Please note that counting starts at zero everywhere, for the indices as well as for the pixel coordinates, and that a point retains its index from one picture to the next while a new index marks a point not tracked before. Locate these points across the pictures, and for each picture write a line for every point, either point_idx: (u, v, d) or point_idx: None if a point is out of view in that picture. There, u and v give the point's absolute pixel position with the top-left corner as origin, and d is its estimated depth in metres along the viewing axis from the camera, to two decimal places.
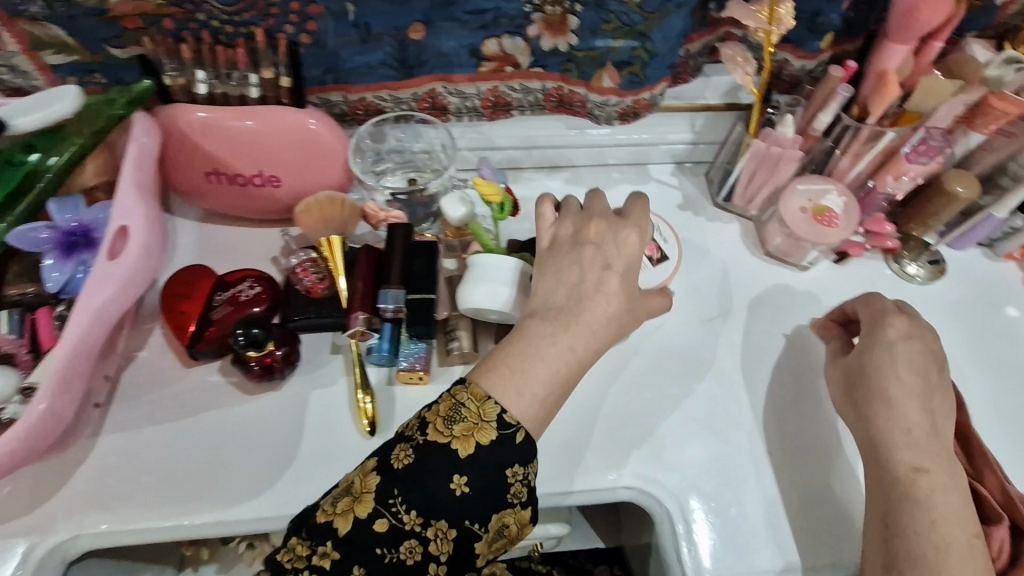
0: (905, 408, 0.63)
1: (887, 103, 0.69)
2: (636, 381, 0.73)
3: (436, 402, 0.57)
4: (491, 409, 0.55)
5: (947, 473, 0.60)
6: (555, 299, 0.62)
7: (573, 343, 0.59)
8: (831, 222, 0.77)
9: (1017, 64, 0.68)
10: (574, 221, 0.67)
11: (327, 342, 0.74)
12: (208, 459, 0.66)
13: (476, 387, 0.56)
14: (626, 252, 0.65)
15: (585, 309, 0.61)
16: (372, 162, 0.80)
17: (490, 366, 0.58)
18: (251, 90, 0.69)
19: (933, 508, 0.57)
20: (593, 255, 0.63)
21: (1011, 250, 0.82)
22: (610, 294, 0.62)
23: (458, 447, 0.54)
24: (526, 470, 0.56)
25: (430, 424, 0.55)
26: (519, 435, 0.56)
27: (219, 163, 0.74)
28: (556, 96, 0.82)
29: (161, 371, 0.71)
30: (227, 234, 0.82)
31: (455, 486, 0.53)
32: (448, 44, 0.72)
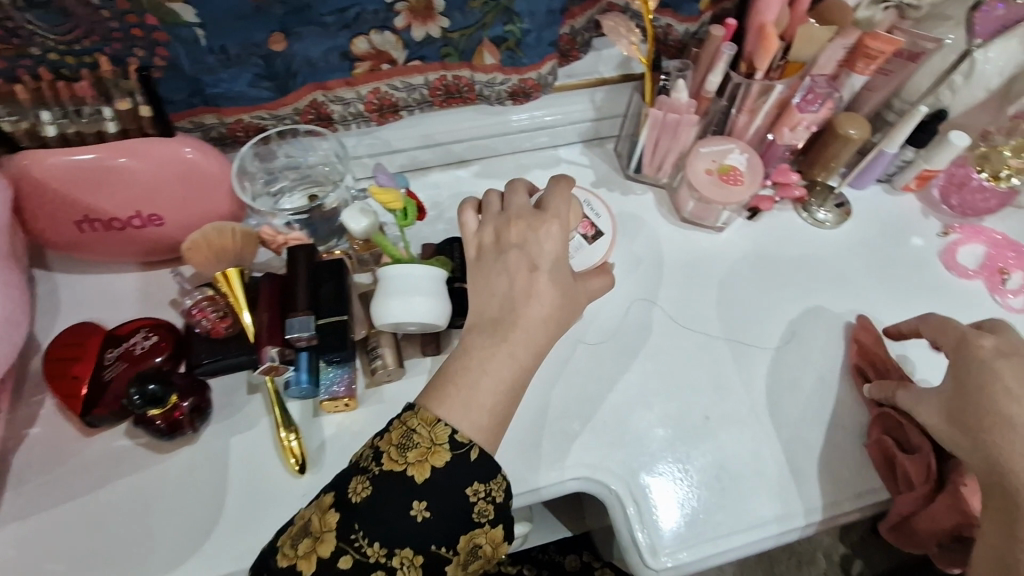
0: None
1: (771, 55, 0.69)
2: (575, 369, 0.72)
3: (388, 429, 0.55)
4: (444, 432, 0.53)
5: None
6: (489, 311, 0.59)
7: (514, 351, 0.57)
8: (738, 180, 0.77)
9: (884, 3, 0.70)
10: (495, 225, 0.64)
11: (243, 382, 0.69)
12: (122, 532, 0.61)
13: (426, 411, 0.54)
14: (549, 247, 0.62)
15: (520, 316, 0.59)
16: (264, 184, 0.76)
17: (436, 390, 0.56)
18: (109, 126, 0.63)
19: None
20: (518, 258, 0.61)
21: (907, 183, 0.85)
22: (542, 295, 0.60)
23: (414, 473, 0.52)
24: (489, 486, 0.53)
25: (383, 453, 0.52)
26: (474, 452, 0.53)
27: (89, 209, 0.68)
28: (443, 88, 0.78)
29: (59, 445, 0.65)
30: (117, 283, 0.76)
31: (417, 512, 0.51)
32: (318, 49, 0.68)
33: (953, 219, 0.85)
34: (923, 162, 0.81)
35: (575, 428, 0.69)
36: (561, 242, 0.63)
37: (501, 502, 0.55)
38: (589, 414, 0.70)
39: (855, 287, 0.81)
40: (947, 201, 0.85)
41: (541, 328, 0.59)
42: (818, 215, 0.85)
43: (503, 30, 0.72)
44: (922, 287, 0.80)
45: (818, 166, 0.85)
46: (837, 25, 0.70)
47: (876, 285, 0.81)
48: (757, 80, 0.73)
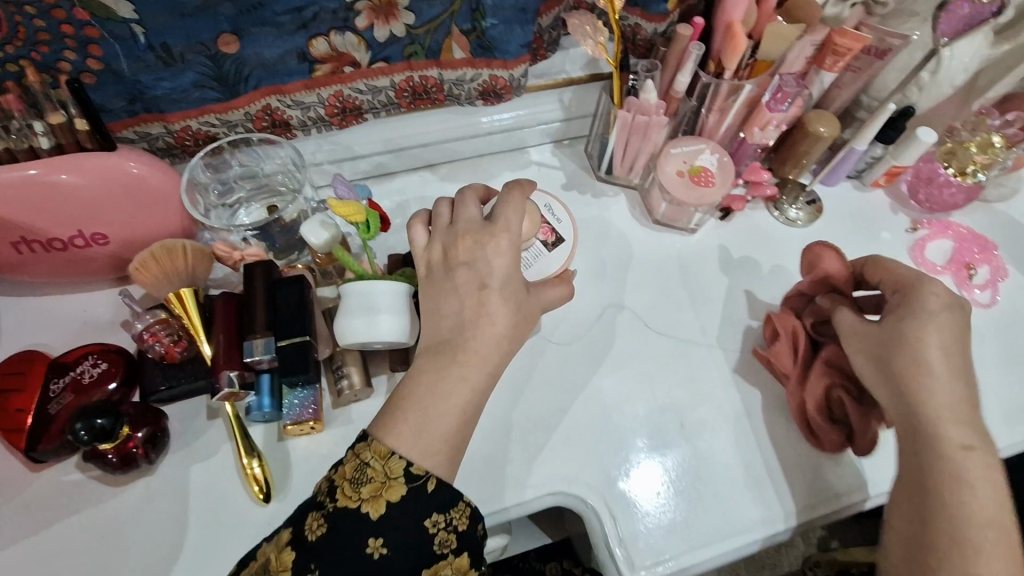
0: (944, 383, 0.57)
1: (739, 56, 0.68)
2: (541, 381, 0.71)
3: (342, 462, 0.54)
4: (398, 465, 0.52)
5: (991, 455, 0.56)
6: (440, 333, 0.57)
7: (465, 375, 0.55)
8: (708, 181, 0.76)
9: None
10: (443, 240, 0.61)
11: (202, 408, 0.66)
12: (75, 573, 0.58)
13: (379, 444, 0.52)
14: (500, 264, 0.59)
15: (471, 338, 0.56)
16: (219, 197, 0.73)
17: (387, 418, 0.54)
18: (41, 141, 0.59)
19: (970, 496, 0.54)
20: (467, 277, 0.58)
21: (876, 179, 0.85)
22: (494, 313, 0.57)
23: (369, 509, 0.50)
24: (449, 515, 0.52)
25: (337, 488, 0.51)
26: (431, 483, 0.52)
27: (25, 230, 0.63)
28: (409, 89, 0.75)
29: (3, 482, 0.61)
30: (63, 305, 0.72)
31: (372, 550, 0.50)
32: (269, 51, 0.64)
33: (921, 214, 0.85)
34: (892, 158, 0.81)
35: (550, 438, 0.68)
36: (512, 258, 0.60)
37: (464, 530, 0.53)
38: (565, 424, 0.69)
39: None
40: (915, 196, 0.85)
41: (495, 351, 0.56)
42: (789, 213, 0.85)
43: (470, 17, 0.68)
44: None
45: (789, 165, 0.84)
46: (803, 23, 0.69)
47: None
48: (725, 79, 0.71)
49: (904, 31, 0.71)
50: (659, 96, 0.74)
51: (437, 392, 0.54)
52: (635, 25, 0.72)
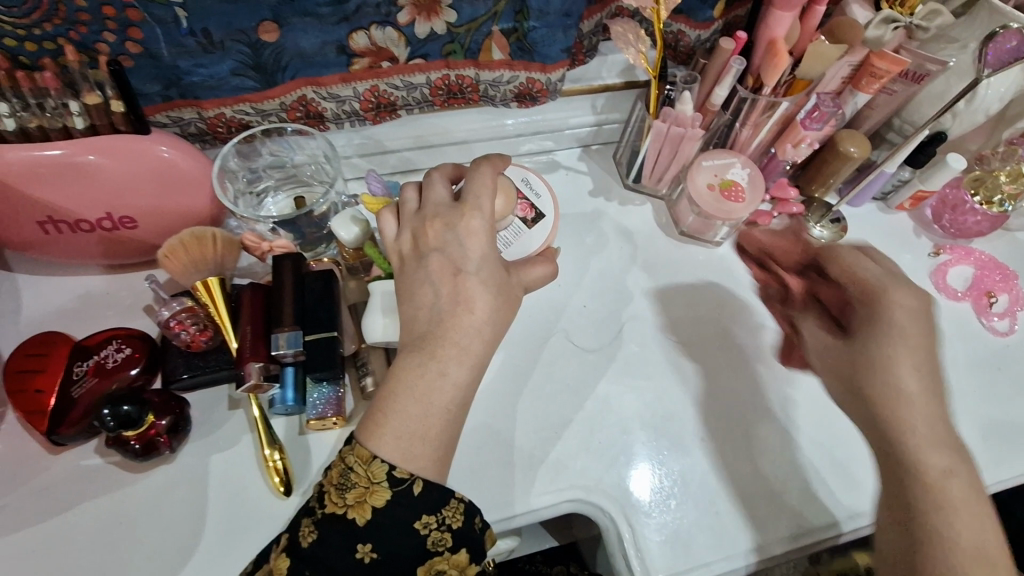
0: (903, 372, 0.54)
1: (780, 73, 0.68)
2: (541, 382, 0.71)
3: (330, 466, 0.53)
4: (380, 469, 0.51)
5: (970, 474, 0.51)
6: (417, 325, 0.56)
7: (443, 367, 0.53)
8: (739, 197, 0.75)
9: (894, 23, 0.68)
10: (412, 227, 0.59)
11: (224, 397, 0.66)
12: (92, 559, 0.57)
13: (361, 449, 0.51)
14: (474, 246, 0.57)
15: (449, 329, 0.55)
16: (247, 184, 0.72)
17: (372, 421, 0.52)
18: (75, 121, 0.58)
19: (960, 534, 0.48)
20: (440, 263, 0.56)
21: (901, 202, 0.85)
22: (471, 300, 0.56)
23: (355, 515, 0.50)
24: (440, 516, 0.52)
25: (324, 495, 0.51)
26: (416, 486, 0.51)
27: (53, 209, 0.63)
28: (444, 88, 0.74)
29: (23, 463, 0.61)
30: (84, 286, 0.71)
31: (362, 554, 0.50)
32: (309, 41, 0.63)
33: (944, 239, 0.86)
34: (919, 182, 0.81)
35: (568, 446, 0.68)
36: (487, 240, 0.58)
37: (459, 527, 0.53)
38: (585, 432, 0.69)
39: None
40: (939, 221, 0.86)
41: (474, 338, 0.55)
42: (812, 230, 0.85)
43: (512, 18, 0.68)
44: None
45: (818, 184, 0.84)
46: (847, 44, 0.68)
47: None
48: (764, 95, 0.71)
49: (943, 57, 0.71)
50: (695, 107, 0.73)
51: (418, 388, 0.53)
52: (677, 33, 0.73)
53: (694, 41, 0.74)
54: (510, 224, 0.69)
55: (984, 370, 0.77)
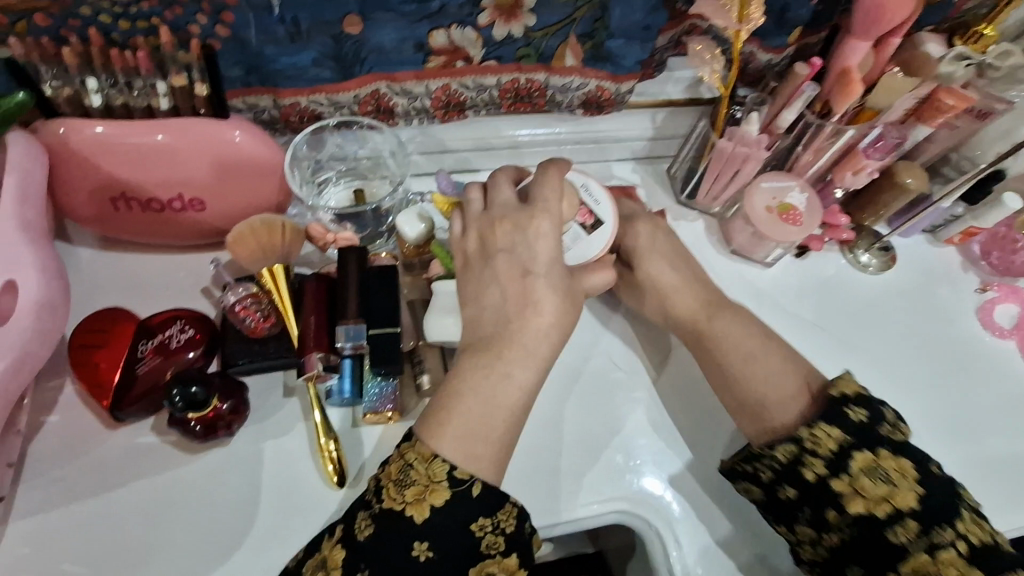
0: (678, 303, 0.68)
1: (850, 100, 0.68)
2: (591, 392, 0.71)
3: (388, 462, 0.53)
4: (440, 469, 0.51)
5: (773, 362, 0.62)
6: (482, 327, 0.57)
7: (509, 368, 0.55)
8: (796, 220, 0.76)
9: (967, 60, 0.69)
10: (478, 228, 0.60)
11: (278, 384, 0.66)
12: (147, 537, 0.57)
13: (422, 446, 0.52)
14: (543, 248, 0.58)
15: (517, 330, 0.56)
16: (310, 173, 0.72)
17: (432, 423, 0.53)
18: (161, 101, 0.58)
19: (763, 393, 0.61)
20: (508, 264, 0.58)
21: (951, 236, 0.86)
22: (539, 302, 0.57)
23: (413, 513, 0.50)
24: (495, 519, 0.51)
25: (383, 490, 0.51)
26: (474, 488, 0.51)
27: (127, 187, 0.63)
28: (513, 91, 0.73)
29: (80, 436, 0.61)
30: (143, 263, 0.71)
31: (418, 552, 0.49)
32: (390, 37, 0.63)
33: (991, 276, 0.86)
34: (972, 218, 0.82)
35: (617, 460, 0.68)
36: (555, 242, 0.58)
37: (512, 532, 0.52)
38: (633, 445, 0.69)
39: (892, 333, 0.81)
40: (986, 257, 0.86)
41: (541, 342, 0.56)
42: (861, 258, 0.85)
43: (591, 26, 0.67)
44: (954, 339, 0.82)
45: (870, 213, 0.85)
46: (920, 77, 0.70)
47: (913, 334, 0.81)
48: (831, 121, 0.72)
49: (1007, 96, 0.72)
50: (761, 129, 0.73)
51: (479, 384, 0.54)
52: (749, 54, 0.73)
53: (764, 64, 0.74)
54: (567, 229, 0.64)
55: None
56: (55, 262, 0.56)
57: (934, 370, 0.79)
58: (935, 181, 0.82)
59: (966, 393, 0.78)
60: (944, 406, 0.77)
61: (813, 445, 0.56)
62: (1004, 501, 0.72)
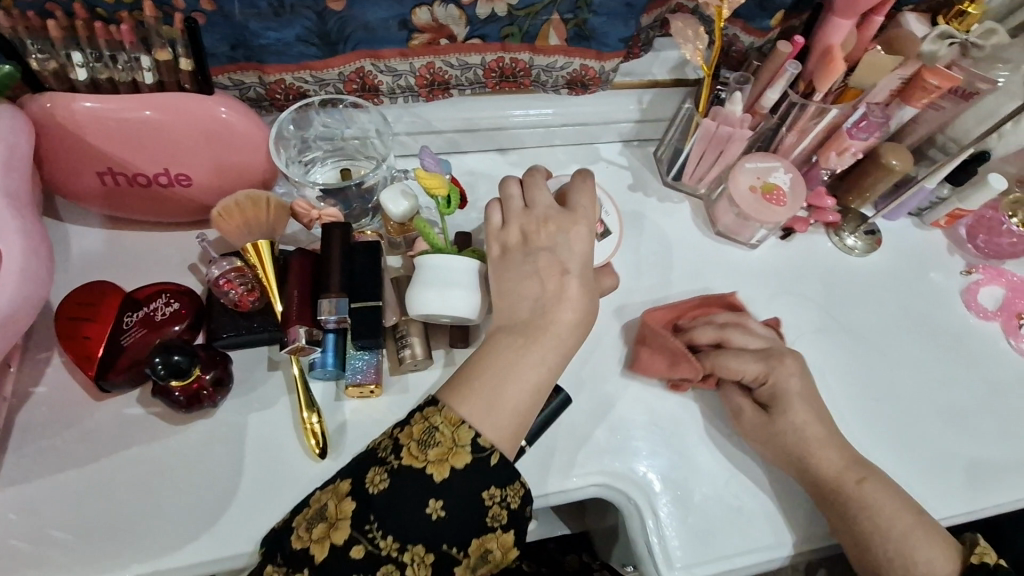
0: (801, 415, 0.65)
1: (833, 78, 0.68)
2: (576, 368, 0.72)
3: (408, 421, 0.54)
4: (466, 434, 0.52)
5: (883, 482, 0.63)
6: (518, 313, 0.58)
7: (544, 356, 0.56)
8: (780, 201, 0.76)
9: (951, 39, 0.69)
10: (520, 225, 0.62)
11: (263, 358, 0.67)
12: (131, 506, 0.58)
13: (450, 411, 0.52)
14: (579, 249, 0.61)
15: (552, 320, 0.57)
16: (298, 152, 0.73)
17: (458, 388, 0.54)
18: (146, 76, 0.59)
19: (872, 510, 0.62)
20: (548, 260, 0.60)
21: (937, 219, 0.86)
22: (573, 298, 0.59)
23: (433, 472, 0.51)
24: (504, 492, 0.53)
25: (404, 447, 0.51)
26: (493, 457, 0.52)
27: (113, 161, 0.64)
28: (498, 70, 0.74)
29: (68, 406, 0.62)
30: (131, 240, 0.72)
31: (431, 510, 0.50)
32: (374, 15, 0.64)
33: (977, 259, 0.87)
34: (957, 201, 0.82)
35: (598, 436, 0.68)
36: (589, 243, 0.62)
37: (515, 509, 0.53)
38: (615, 421, 0.69)
39: (877, 316, 0.81)
40: (973, 240, 0.86)
41: (572, 332, 0.58)
42: (847, 241, 0.85)
43: (574, 4, 0.67)
44: (940, 321, 0.82)
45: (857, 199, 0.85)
46: (903, 55, 0.70)
47: (898, 316, 0.82)
48: (814, 100, 0.71)
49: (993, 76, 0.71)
50: (744, 108, 0.74)
51: (513, 359, 0.55)
52: (733, 36, 0.74)
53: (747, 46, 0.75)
54: None
55: (1007, 390, 0.78)
56: (38, 231, 0.57)
57: (919, 352, 0.80)
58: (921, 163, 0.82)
59: (950, 374, 0.79)
60: (928, 386, 0.78)
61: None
62: (986, 479, 0.73)
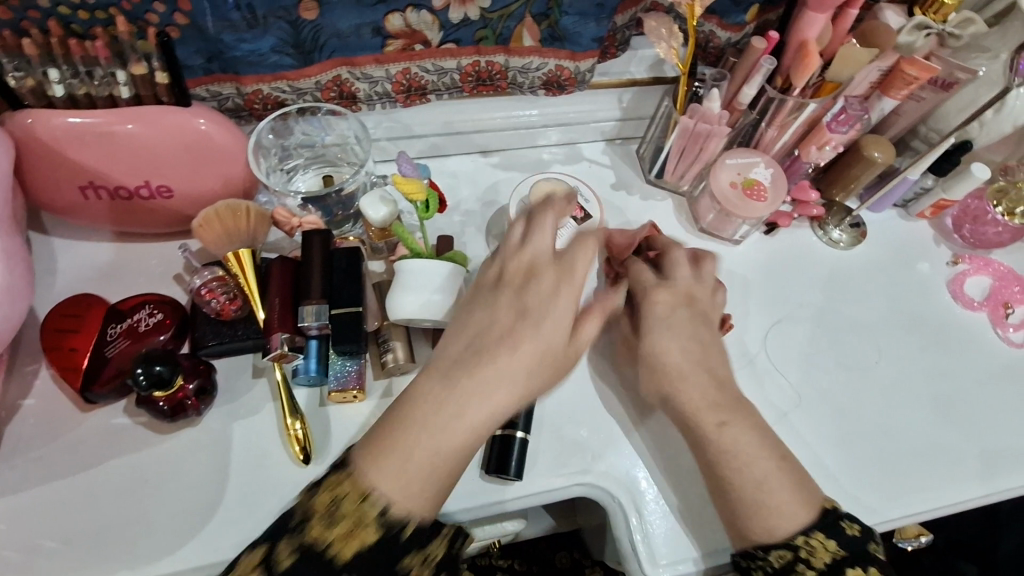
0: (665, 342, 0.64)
1: (810, 73, 0.68)
2: None
3: (316, 484, 0.50)
4: (371, 511, 0.49)
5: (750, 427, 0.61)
6: (461, 350, 0.55)
7: (493, 388, 0.53)
8: (761, 196, 0.76)
9: (926, 30, 0.70)
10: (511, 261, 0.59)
11: (248, 365, 0.68)
12: (118, 514, 0.59)
13: (358, 482, 0.49)
14: (560, 304, 0.56)
15: (504, 352, 0.54)
16: (278, 161, 0.73)
17: (382, 446, 0.51)
18: (122, 90, 0.60)
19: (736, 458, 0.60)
20: (509, 301, 0.57)
21: (922, 210, 0.86)
22: (540, 326, 0.55)
23: (337, 554, 0.48)
24: (416, 563, 0.51)
25: (306, 526, 0.48)
26: (407, 529, 0.50)
27: (94, 175, 0.65)
28: (475, 74, 0.75)
29: (56, 418, 0.63)
30: (116, 253, 0.73)
31: None
32: (347, 23, 0.64)
33: (963, 249, 0.86)
34: (941, 191, 0.82)
35: (583, 435, 0.69)
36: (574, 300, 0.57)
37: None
38: (598, 420, 0.70)
39: (864, 308, 0.81)
40: (959, 230, 0.86)
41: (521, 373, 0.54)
42: (830, 234, 0.85)
43: (546, 5, 0.68)
44: (928, 313, 0.82)
45: (843, 186, 0.84)
46: (878, 48, 0.70)
47: (885, 307, 0.82)
48: (792, 96, 0.72)
49: (973, 65, 0.71)
50: (722, 105, 0.74)
51: (462, 409, 0.52)
52: (708, 33, 0.75)
53: (724, 42, 0.75)
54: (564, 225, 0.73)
55: (995, 380, 0.78)
56: (18, 246, 0.58)
57: (906, 344, 0.79)
58: (903, 155, 0.82)
59: (939, 365, 0.79)
60: (917, 378, 0.77)
61: (807, 551, 0.56)
62: (978, 469, 0.73)
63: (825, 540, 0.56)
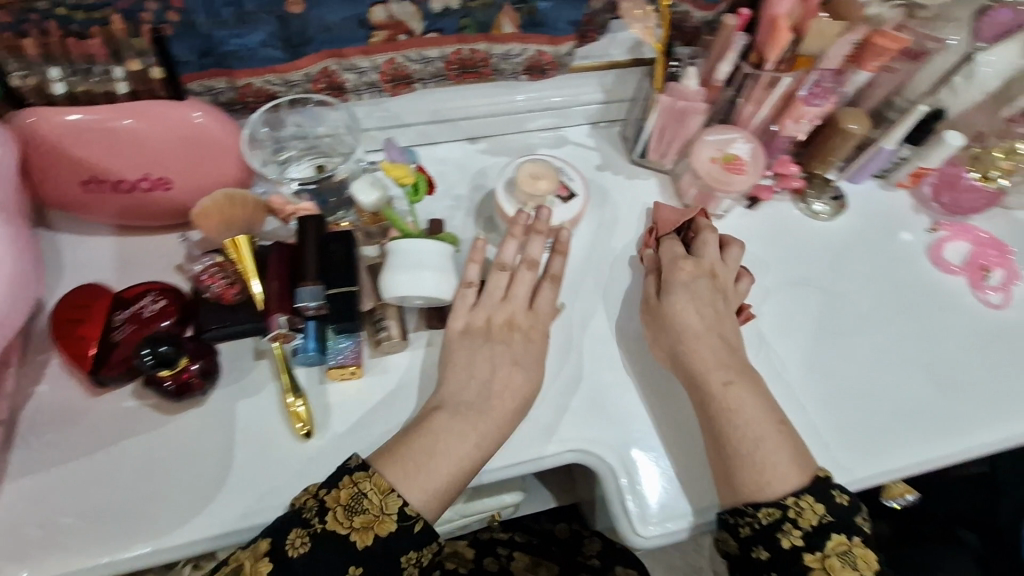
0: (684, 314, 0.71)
1: (782, 49, 0.70)
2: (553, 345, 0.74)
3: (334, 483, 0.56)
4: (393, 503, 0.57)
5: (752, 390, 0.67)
6: (465, 392, 0.65)
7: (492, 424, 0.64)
8: (740, 169, 0.79)
9: None
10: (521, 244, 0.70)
11: (249, 348, 0.70)
12: (129, 491, 0.62)
13: (379, 479, 0.57)
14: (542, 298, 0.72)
15: (494, 403, 0.65)
16: (273, 153, 0.76)
17: (393, 448, 0.60)
18: (120, 86, 0.63)
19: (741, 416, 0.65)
20: (502, 353, 0.68)
21: (902, 179, 0.88)
22: (518, 387, 0.66)
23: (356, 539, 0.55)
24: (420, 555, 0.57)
25: (329, 510, 0.55)
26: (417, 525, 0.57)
27: (95, 169, 0.67)
28: (459, 62, 0.77)
29: (67, 403, 0.66)
30: (119, 246, 0.76)
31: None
32: (332, 15, 0.67)
33: (943, 216, 0.88)
34: (918, 159, 0.84)
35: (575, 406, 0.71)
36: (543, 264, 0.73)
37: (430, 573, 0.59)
38: (589, 391, 0.72)
39: (847, 278, 0.83)
40: (938, 198, 0.88)
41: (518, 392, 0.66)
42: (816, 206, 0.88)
43: None
44: (909, 278, 0.84)
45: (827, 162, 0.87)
46: (848, 20, 0.70)
47: (867, 275, 0.84)
48: (766, 71, 0.74)
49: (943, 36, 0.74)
50: (699, 83, 0.76)
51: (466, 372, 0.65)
52: (684, 13, 0.76)
53: (699, 22, 0.77)
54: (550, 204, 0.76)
55: (976, 341, 0.80)
56: (25, 238, 0.61)
57: (889, 310, 0.81)
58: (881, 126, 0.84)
59: (921, 329, 0.81)
60: (900, 342, 0.79)
61: (796, 511, 0.60)
62: (962, 426, 0.75)
63: (813, 503, 0.60)
